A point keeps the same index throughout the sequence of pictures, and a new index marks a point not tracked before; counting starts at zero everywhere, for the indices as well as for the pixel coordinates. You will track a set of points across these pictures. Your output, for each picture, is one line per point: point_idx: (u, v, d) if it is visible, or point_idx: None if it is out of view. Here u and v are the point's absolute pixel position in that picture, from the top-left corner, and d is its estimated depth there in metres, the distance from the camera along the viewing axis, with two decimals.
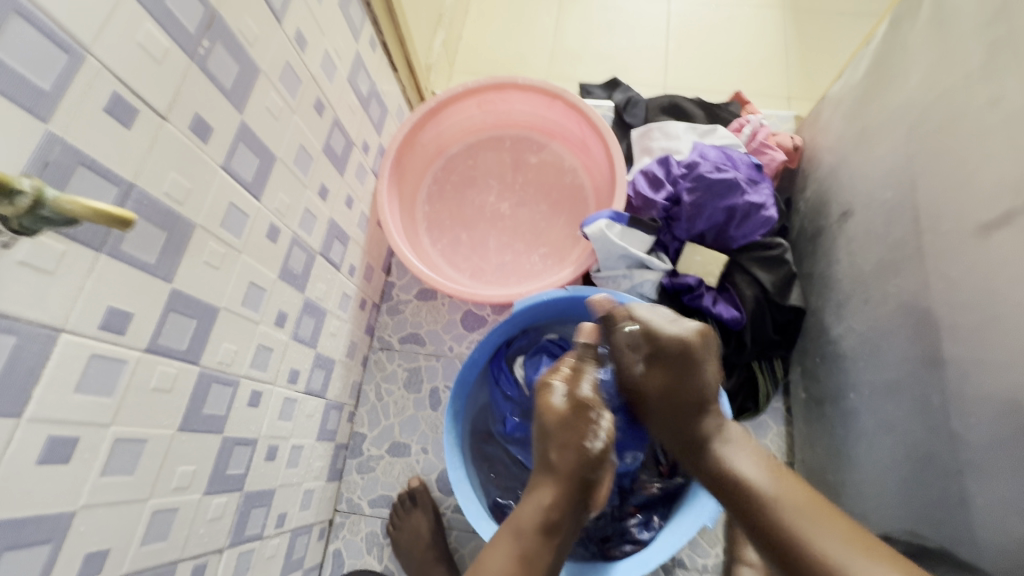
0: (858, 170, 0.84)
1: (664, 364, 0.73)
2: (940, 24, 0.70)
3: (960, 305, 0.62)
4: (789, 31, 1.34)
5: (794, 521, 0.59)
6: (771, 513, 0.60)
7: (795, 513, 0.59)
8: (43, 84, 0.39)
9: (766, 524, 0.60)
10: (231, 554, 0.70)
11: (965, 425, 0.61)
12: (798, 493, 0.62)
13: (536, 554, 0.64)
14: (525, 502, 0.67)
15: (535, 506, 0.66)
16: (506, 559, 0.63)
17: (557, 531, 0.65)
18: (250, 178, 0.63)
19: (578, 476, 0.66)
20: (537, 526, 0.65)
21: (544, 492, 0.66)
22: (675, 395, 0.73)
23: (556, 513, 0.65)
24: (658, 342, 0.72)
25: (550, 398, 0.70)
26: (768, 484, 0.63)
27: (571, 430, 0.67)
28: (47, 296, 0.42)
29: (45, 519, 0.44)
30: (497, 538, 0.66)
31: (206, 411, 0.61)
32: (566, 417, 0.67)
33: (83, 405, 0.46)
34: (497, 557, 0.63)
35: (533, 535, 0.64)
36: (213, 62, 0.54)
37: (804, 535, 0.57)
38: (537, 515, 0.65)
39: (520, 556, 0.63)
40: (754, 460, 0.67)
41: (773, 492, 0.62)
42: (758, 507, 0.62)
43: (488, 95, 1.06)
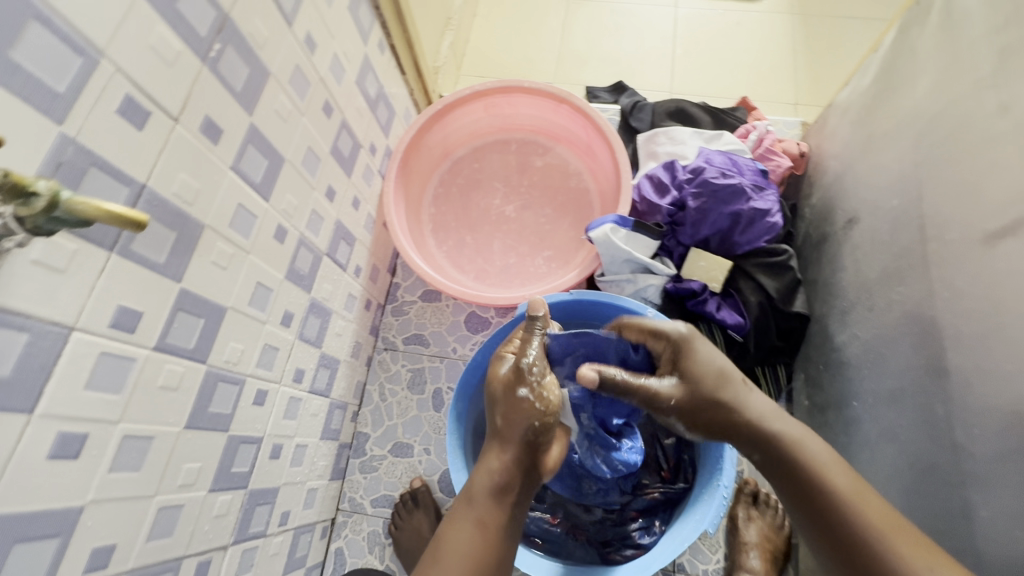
0: (864, 177, 0.84)
1: (685, 382, 0.65)
2: (948, 32, 0.70)
3: (965, 314, 0.62)
4: (797, 37, 1.34)
5: (855, 506, 0.57)
6: (834, 501, 0.57)
7: (862, 504, 0.57)
8: (57, 85, 0.40)
9: (824, 506, 0.58)
10: (235, 552, 0.70)
11: (969, 435, 0.61)
12: (873, 504, 0.57)
13: (496, 520, 0.60)
14: (478, 472, 0.63)
15: (487, 472, 0.62)
16: (463, 528, 0.59)
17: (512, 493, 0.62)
18: (258, 179, 0.63)
19: (522, 441, 0.62)
20: (490, 493, 0.61)
21: (493, 460, 0.62)
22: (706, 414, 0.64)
23: (508, 480, 0.61)
24: (693, 385, 0.65)
25: (494, 369, 0.67)
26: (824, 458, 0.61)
27: (513, 394, 0.63)
28: (59, 294, 0.42)
29: (54, 513, 0.45)
30: (454, 512, 0.62)
31: (212, 409, 0.62)
32: (511, 384, 0.64)
33: (92, 402, 0.47)
34: (454, 530, 0.59)
35: (486, 502, 0.61)
36: (224, 64, 0.55)
37: (852, 509, 0.57)
38: (489, 482, 0.61)
39: (479, 523, 0.60)
40: (823, 446, 0.62)
41: (827, 468, 0.60)
42: (823, 490, 0.58)
43: (494, 99, 1.07)
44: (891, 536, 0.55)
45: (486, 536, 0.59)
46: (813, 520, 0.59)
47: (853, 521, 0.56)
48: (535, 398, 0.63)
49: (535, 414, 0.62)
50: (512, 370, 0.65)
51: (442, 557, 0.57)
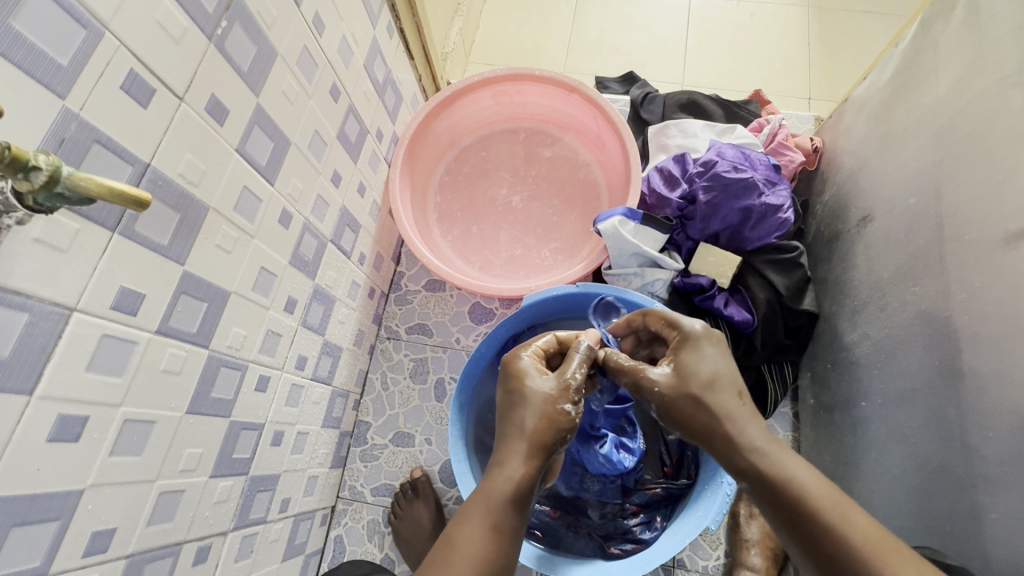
0: (880, 175, 0.83)
1: (678, 375, 0.56)
2: (974, 26, 0.68)
3: (981, 316, 0.61)
4: (813, 31, 1.32)
5: (841, 526, 0.48)
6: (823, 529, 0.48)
7: (847, 523, 0.48)
8: (61, 59, 0.39)
9: (812, 534, 0.49)
10: (235, 538, 0.70)
11: (982, 438, 0.60)
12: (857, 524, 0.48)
13: (511, 528, 0.53)
14: (494, 471, 0.55)
15: (507, 475, 0.55)
16: (477, 531, 0.52)
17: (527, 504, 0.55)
18: (264, 163, 0.62)
19: (550, 448, 0.57)
20: (510, 499, 0.54)
21: (516, 463, 0.55)
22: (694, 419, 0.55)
23: (528, 488, 0.55)
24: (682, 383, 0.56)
25: (529, 374, 0.61)
26: (811, 484, 0.50)
27: (554, 402, 0.58)
28: (61, 274, 0.41)
29: (54, 496, 0.44)
30: (462, 513, 0.54)
31: (214, 394, 0.61)
32: (552, 396, 0.59)
33: (94, 384, 0.46)
34: (467, 530, 0.52)
35: (504, 507, 0.53)
36: (232, 43, 0.54)
37: (842, 531, 0.48)
38: (508, 485, 0.54)
39: (493, 528, 0.52)
40: (809, 468, 0.52)
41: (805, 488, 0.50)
42: (807, 511, 0.49)
43: (503, 86, 1.05)
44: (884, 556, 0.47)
45: (500, 545, 0.52)
46: (797, 541, 0.50)
47: (843, 545, 0.48)
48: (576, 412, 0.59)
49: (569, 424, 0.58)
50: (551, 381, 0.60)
51: (454, 560, 0.50)
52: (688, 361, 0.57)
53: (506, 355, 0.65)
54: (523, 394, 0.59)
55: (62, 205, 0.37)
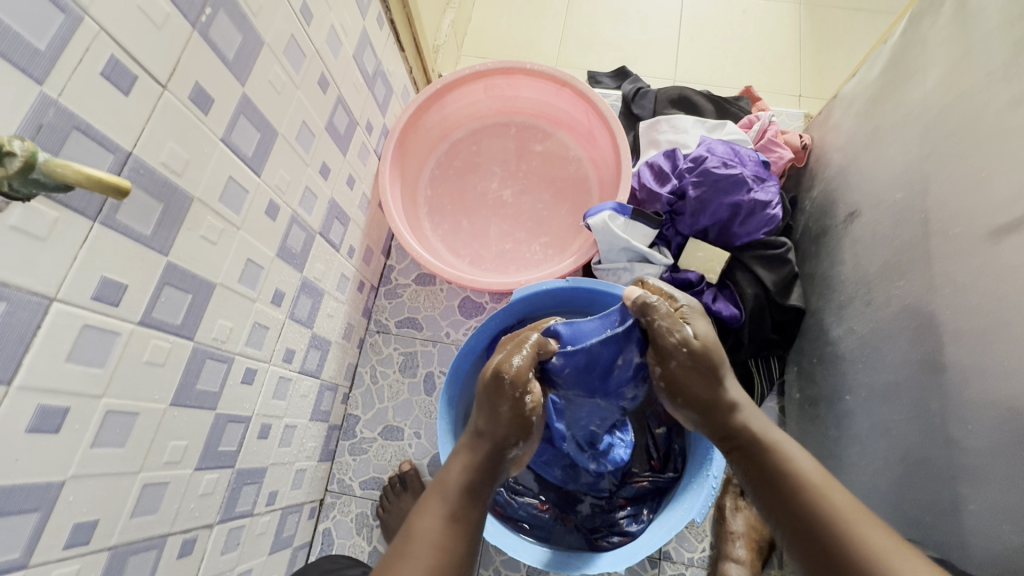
0: (867, 172, 0.83)
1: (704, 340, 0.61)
2: (962, 23, 0.69)
3: (964, 310, 0.62)
4: (804, 28, 1.32)
5: (823, 495, 0.52)
6: (815, 500, 0.52)
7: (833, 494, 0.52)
8: (38, 43, 0.38)
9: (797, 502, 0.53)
10: (221, 530, 0.70)
11: (963, 431, 0.61)
12: (839, 495, 0.52)
13: (468, 517, 0.55)
14: (448, 464, 0.60)
15: (461, 465, 0.59)
16: (436, 519, 0.54)
17: (484, 492, 0.58)
18: (250, 153, 0.62)
19: (504, 443, 0.60)
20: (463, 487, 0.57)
21: (467, 454, 0.60)
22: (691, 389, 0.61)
23: (481, 478, 0.58)
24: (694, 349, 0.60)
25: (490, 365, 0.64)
26: (803, 463, 0.55)
27: (495, 404, 0.60)
28: (39, 262, 0.41)
29: (33, 488, 0.44)
30: (421, 503, 0.57)
31: (199, 386, 0.61)
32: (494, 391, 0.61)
33: (74, 374, 0.45)
34: (425, 520, 0.54)
35: (459, 496, 0.56)
36: (216, 30, 0.53)
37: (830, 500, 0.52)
38: (462, 475, 0.58)
39: (450, 517, 0.55)
40: (809, 457, 0.57)
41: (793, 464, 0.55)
42: (794, 483, 0.54)
43: (494, 80, 1.04)
44: (858, 524, 0.50)
45: (457, 532, 0.54)
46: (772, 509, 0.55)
47: (821, 511, 0.51)
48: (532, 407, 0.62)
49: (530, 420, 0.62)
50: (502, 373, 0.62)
51: (415, 549, 0.52)
52: (703, 333, 0.62)
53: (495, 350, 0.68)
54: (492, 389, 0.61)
55: (34, 193, 0.37)
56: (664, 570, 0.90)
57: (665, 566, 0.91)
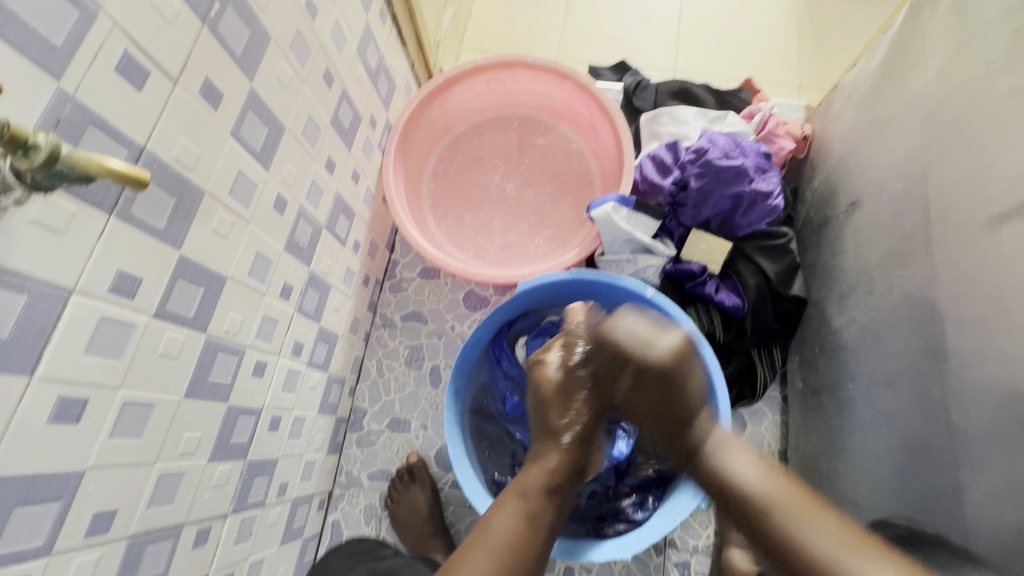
0: (867, 161, 0.84)
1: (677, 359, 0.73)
2: (962, 12, 0.69)
3: (963, 297, 0.63)
4: (804, 19, 1.32)
5: (783, 516, 0.57)
6: (785, 533, 0.56)
7: (811, 526, 0.55)
8: (54, 39, 0.39)
9: (772, 535, 0.57)
10: (234, 521, 0.71)
11: (964, 415, 0.62)
12: (788, 499, 0.58)
13: (540, 512, 0.67)
14: (526, 468, 0.71)
15: (540, 467, 0.70)
16: (513, 516, 0.66)
17: (557, 492, 0.69)
18: (258, 148, 0.62)
19: (577, 439, 0.72)
20: (544, 487, 0.68)
21: (550, 455, 0.71)
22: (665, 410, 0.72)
23: (556, 478, 0.69)
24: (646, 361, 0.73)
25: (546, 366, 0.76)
26: (759, 488, 0.60)
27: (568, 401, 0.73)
28: (58, 255, 0.41)
29: (55, 477, 0.45)
30: (501, 502, 0.69)
31: (212, 378, 0.62)
32: (564, 389, 0.74)
33: (93, 366, 0.46)
34: (502, 519, 0.66)
35: (539, 496, 0.68)
36: (224, 25, 0.53)
37: (806, 535, 0.55)
38: (540, 477, 0.69)
39: (525, 515, 0.67)
40: (754, 462, 0.63)
41: (764, 492, 0.59)
42: (752, 505, 0.59)
43: (496, 73, 1.05)
44: (811, 523, 0.56)
45: (532, 528, 0.66)
46: (756, 540, 0.59)
47: (786, 532, 0.56)
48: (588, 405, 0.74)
49: (596, 429, 0.75)
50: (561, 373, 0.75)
51: (495, 542, 0.64)
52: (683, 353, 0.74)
53: (532, 358, 0.79)
54: (558, 390, 0.74)
55: (56, 187, 0.37)
56: (669, 557, 0.92)
57: (670, 553, 0.92)
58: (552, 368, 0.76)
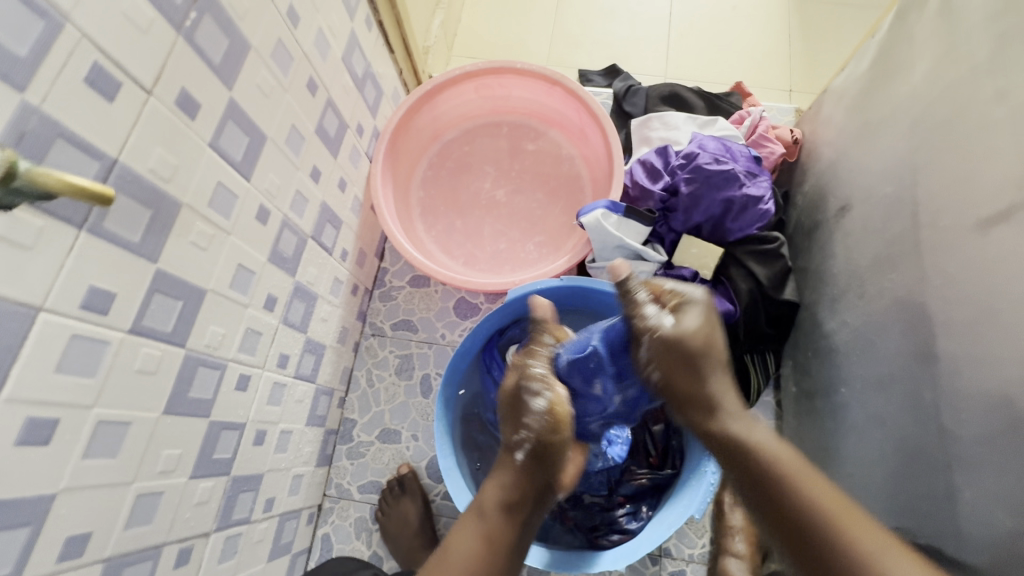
0: (857, 165, 0.84)
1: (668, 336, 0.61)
2: (947, 15, 0.69)
3: (954, 301, 0.63)
4: (793, 23, 1.33)
5: (805, 489, 0.52)
6: (816, 509, 0.51)
7: (810, 484, 0.53)
8: (18, 49, 0.37)
9: (810, 526, 0.51)
10: (218, 538, 0.69)
11: (956, 421, 0.61)
12: (822, 489, 0.52)
13: (498, 535, 0.64)
14: (486, 484, 0.68)
15: (495, 484, 0.67)
16: (470, 540, 0.63)
17: (518, 509, 0.66)
18: (239, 158, 0.61)
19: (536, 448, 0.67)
20: (499, 505, 0.65)
21: (503, 472, 0.67)
22: (672, 348, 0.60)
23: (514, 493, 0.66)
24: (675, 309, 0.64)
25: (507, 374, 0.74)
26: (774, 451, 0.55)
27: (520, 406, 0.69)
28: (25, 272, 0.40)
29: (24, 501, 0.43)
30: (461, 521, 0.66)
31: (192, 394, 0.60)
32: (513, 394, 0.71)
33: (63, 385, 0.45)
34: (459, 541, 0.64)
35: (493, 514, 0.65)
36: (202, 34, 0.52)
37: (802, 492, 0.52)
38: (497, 494, 0.66)
39: (483, 538, 0.63)
40: (771, 432, 0.58)
41: (783, 459, 0.54)
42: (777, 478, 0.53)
43: (485, 79, 1.04)
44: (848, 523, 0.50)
45: (487, 550, 0.63)
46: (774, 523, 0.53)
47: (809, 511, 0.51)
48: (547, 407, 0.68)
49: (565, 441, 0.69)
50: (514, 379, 0.72)
51: (448, 564, 0.61)
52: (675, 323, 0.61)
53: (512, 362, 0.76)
54: (512, 405, 0.70)
55: (20, 203, 0.36)
56: (664, 567, 0.90)
57: (665, 563, 0.91)
58: (511, 374, 0.74)
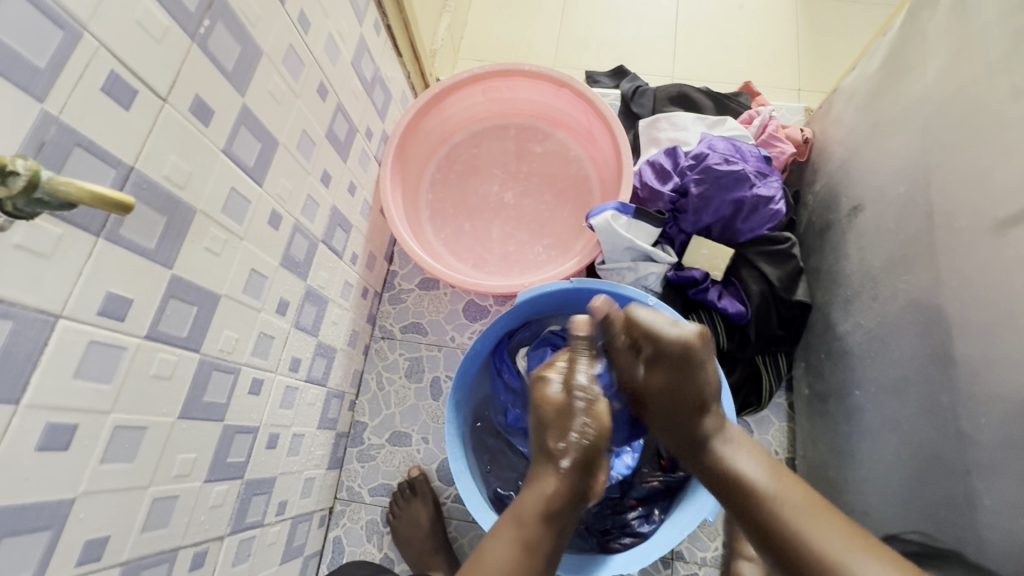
0: (869, 164, 0.83)
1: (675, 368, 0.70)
2: (961, 13, 0.68)
3: (970, 302, 0.62)
4: (801, 22, 1.32)
5: (799, 527, 0.56)
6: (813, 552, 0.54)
7: (793, 506, 0.58)
8: (38, 61, 0.38)
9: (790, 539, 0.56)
10: (232, 542, 0.69)
11: (975, 424, 0.60)
12: (794, 496, 0.59)
13: (538, 542, 0.64)
14: (522, 495, 0.68)
15: (537, 493, 0.67)
16: (511, 547, 0.63)
17: (557, 518, 0.66)
18: (251, 163, 0.62)
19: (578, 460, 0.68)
20: (540, 515, 0.65)
21: (547, 481, 0.67)
22: (684, 390, 0.69)
23: (557, 502, 0.66)
24: (658, 341, 0.71)
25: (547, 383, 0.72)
26: (778, 488, 0.60)
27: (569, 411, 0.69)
28: (44, 280, 0.41)
29: (45, 506, 0.44)
30: (498, 529, 0.66)
31: (207, 398, 0.61)
32: (563, 407, 0.70)
33: (81, 391, 0.45)
34: (499, 549, 0.64)
35: (534, 522, 0.65)
36: (214, 42, 0.53)
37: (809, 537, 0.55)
38: (538, 502, 0.66)
39: (523, 547, 0.64)
40: (757, 458, 0.64)
41: (774, 490, 0.60)
42: (769, 502, 0.59)
43: (493, 82, 1.04)
44: (814, 523, 0.56)
45: (531, 560, 0.63)
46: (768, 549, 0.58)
47: (798, 539, 0.55)
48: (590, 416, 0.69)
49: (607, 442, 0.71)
50: (564, 394, 0.71)
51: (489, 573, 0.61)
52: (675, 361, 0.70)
53: (532, 376, 0.75)
54: (558, 412, 0.70)
55: (38, 212, 0.37)
56: (676, 570, 0.90)
57: (677, 566, 0.90)
58: (556, 388, 0.72)
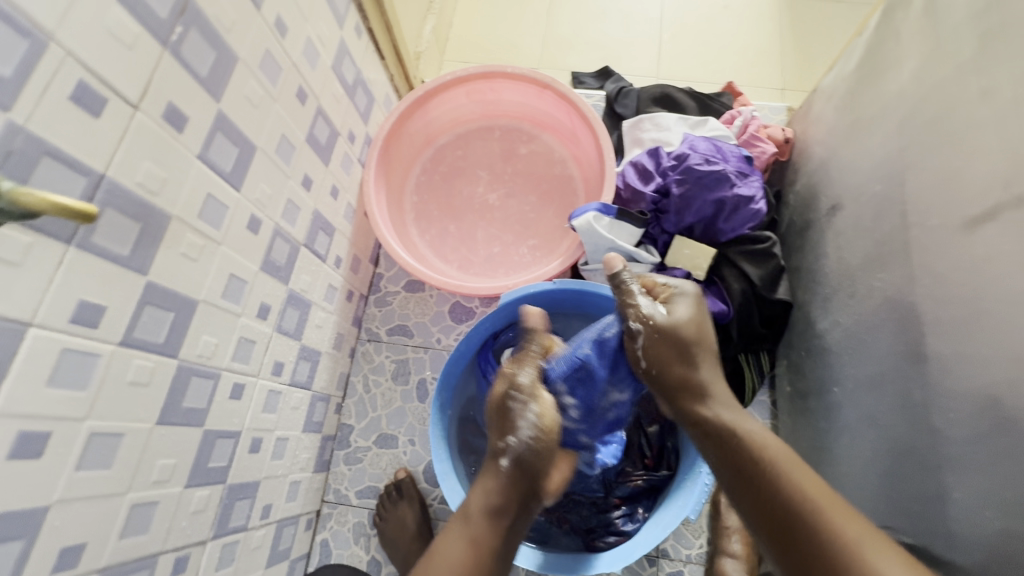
0: (846, 164, 0.84)
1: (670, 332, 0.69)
2: (932, 14, 0.69)
3: (941, 299, 0.63)
4: (784, 21, 1.33)
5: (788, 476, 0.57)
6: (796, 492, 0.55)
7: (794, 469, 0.58)
8: (4, 70, 0.38)
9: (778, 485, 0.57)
10: (214, 547, 0.70)
11: (946, 420, 0.61)
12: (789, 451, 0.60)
13: (485, 541, 0.64)
14: (471, 494, 0.69)
15: (483, 491, 0.67)
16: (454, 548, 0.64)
17: (505, 513, 0.66)
18: (228, 169, 0.62)
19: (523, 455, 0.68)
20: (486, 511, 0.66)
21: (492, 478, 0.68)
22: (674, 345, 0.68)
23: (502, 498, 0.67)
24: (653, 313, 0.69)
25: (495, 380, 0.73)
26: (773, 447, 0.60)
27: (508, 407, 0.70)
28: (15, 290, 0.41)
29: (18, 514, 0.44)
30: (446, 530, 0.67)
31: (186, 404, 0.61)
32: (503, 400, 0.70)
33: (55, 399, 0.45)
34: (446, 548, 0.64)
35: (480, 520, 0.66)
36: (188, 48, 0.53)
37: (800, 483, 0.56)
38: (483, 500, 0.67)
39: (469, 543, 0.64)
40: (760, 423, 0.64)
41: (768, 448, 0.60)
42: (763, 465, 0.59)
43: (476, 84, 1.04)
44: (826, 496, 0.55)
45: (474, 555, 0.63)
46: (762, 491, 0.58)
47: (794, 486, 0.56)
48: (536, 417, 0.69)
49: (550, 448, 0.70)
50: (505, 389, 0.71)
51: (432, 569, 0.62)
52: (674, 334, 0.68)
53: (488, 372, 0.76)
54: (500, 412, 0.71)
55: (1, 222, 0.36)
56: (661, 568, 0.91)
57: (662, 564, 0.91)
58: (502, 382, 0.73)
